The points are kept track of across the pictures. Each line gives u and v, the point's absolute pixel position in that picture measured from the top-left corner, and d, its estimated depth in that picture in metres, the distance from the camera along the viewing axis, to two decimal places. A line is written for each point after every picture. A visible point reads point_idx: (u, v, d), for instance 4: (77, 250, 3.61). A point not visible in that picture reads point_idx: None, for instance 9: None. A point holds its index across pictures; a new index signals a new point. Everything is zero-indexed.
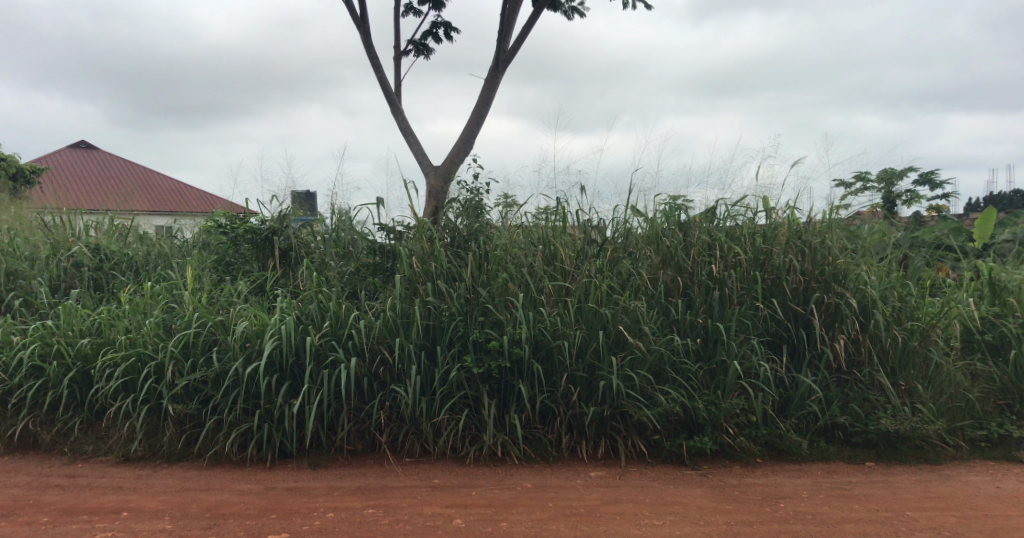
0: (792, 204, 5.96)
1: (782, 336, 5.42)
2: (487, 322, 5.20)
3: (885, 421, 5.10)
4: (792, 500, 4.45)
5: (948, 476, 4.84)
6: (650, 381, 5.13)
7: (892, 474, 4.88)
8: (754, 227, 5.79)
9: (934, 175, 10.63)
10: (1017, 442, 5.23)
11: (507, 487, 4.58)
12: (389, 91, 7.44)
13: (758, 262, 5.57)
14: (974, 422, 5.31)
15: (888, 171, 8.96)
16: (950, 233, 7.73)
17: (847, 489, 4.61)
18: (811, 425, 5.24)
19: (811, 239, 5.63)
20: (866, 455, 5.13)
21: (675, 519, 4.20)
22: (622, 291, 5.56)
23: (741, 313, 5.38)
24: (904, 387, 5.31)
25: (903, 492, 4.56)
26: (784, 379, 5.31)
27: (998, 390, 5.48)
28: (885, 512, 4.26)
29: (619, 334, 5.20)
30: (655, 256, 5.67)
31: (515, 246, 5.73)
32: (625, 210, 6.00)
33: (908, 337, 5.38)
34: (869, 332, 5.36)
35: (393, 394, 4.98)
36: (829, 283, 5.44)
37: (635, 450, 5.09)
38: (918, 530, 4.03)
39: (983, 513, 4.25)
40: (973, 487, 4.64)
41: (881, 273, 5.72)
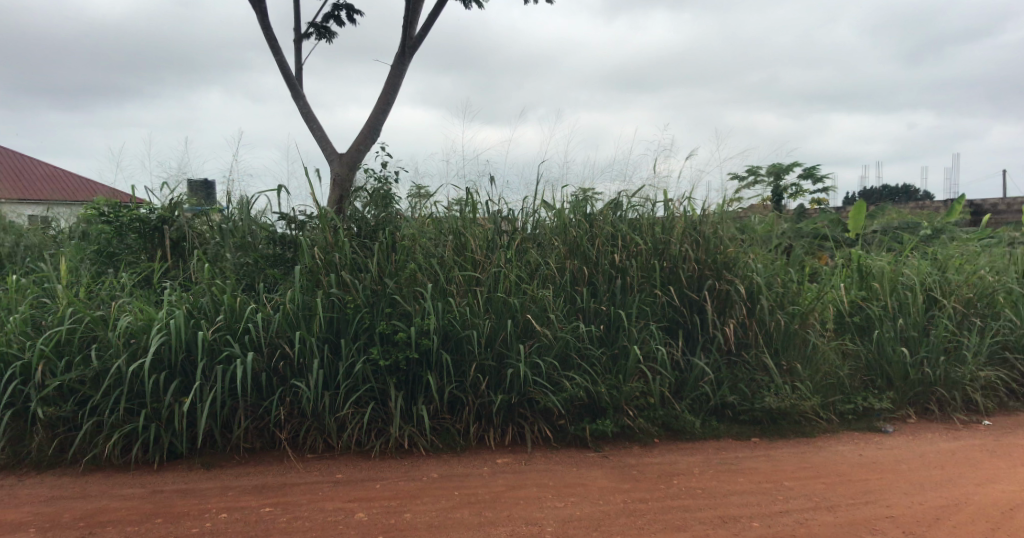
0: (689, 194, 6.23)
1: (678, 321, 5.69)
2: (394, 314, 5.19)
3: (768, 399, 5.45)
4: (685, 476, 4.70)
5: (821, 447, 5.24)
6: (556, 368, 5.26)
7: (772, 448, 5.23)
8: (655, 218, 6.02)
9: (816, 170, 11.35)
10: (878, 413, 5.73)
11: (413, 479, 4.60)
12: (290, 76, 7.23)
13: (656, 252, 5.82)
14: (844, 397, 5.76)
15: (776, 166, 9.50)
16: (828, 224, 8.31)
17: (734, 464, 4.90)
18: (704, 405, 5.55)
19: (704, 229, 5.89)
20: (752, 431, 5.48)
21: (575, 500, 4.35)
22: (530, 280, 5.65)
23: (641, 301, 5.62)
24: (786, 367, 5.69)
25: (781, 464, 4.90)
26: (679, 362, 5.58)
27: (864, 367, 5.95)
28: (766, 483, 4.57)
29: (527, 322, 5.30)
30: (562, 246, 5.80)
31: (424, 235, 5.71)
32: (534, 201, 6.11)
33: (790, 320, 5.75)
34: (755, 316, 5.70)
35: (294, 390, 4.89)
36: (720, 271, 5.74)
37: (541, 435, 5.22)
38: (792, 498, 4.34)
39: (847, 478, 4.63)
40: (841, 456, 5.04)
41: (767, 260, 6.08)
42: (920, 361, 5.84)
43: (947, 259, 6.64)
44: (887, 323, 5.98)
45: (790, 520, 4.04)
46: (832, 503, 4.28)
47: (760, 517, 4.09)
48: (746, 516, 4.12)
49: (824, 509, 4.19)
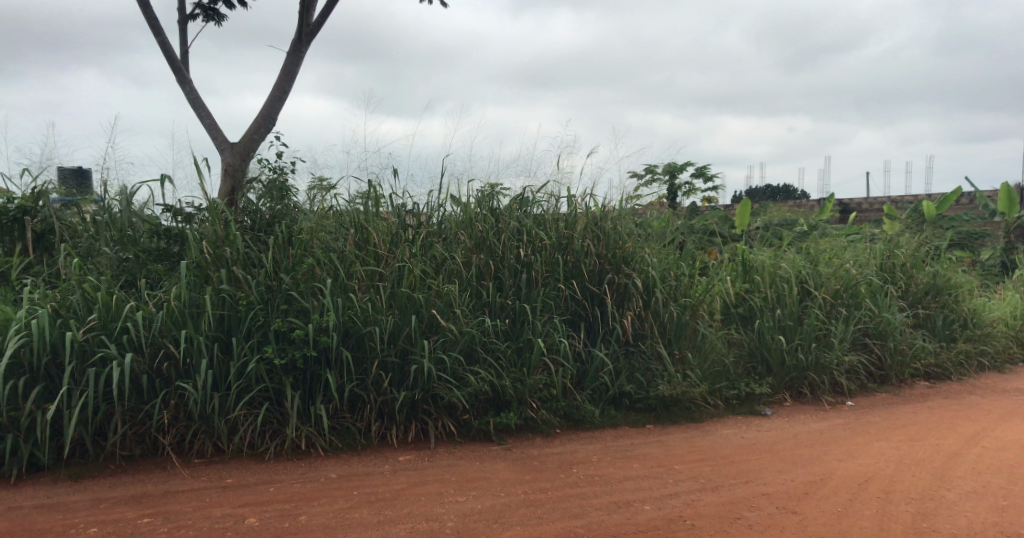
0: (590, 190, 6.34)
1: (581, 314, 5.80)
2: (291, 310, 5.01)
3: (662, 387, 5.64)
4: (584, 465, 4.80)
5: (709, 431, 5.50)
6: (461, 362, 5.24)
7: (665, 434, 5.43)
8: (558, 214, 6.10)
9: (707, 169, 11.88)
10: (759, 398, 6.06)
11: (310, 480, 4.47)
12: (174, 60, 6.83)
13: (560, 246, 5.90)
14: (729, 383, 6.04)
15: (671, 165, 9.88)
16: (718, 221, 8.72)
17: (629, 451, 5.06)
18: (603, 395, 5.69)
19: (604, 224, 6.03)
20: (647, 418, 5.67)
21: (477, 494, 4.35)
22: (435, 275, 5.59)
23: (545, 295, 5.67)
24: (678, 355, 5.92)
25: (672, 449, 5.09)
26: (580, 353, 5.68)
27: (747, 354, 6.28)
28: (658, 468, 4.74)
29: (431, 317, 5.25)
30: (468, 241, 5.77)
31: (323, 230, 5.55)
32: (440, 195, 6.04)
33: (682, 312, 5.98)
34: (651, 308, 5.89)
35: (180, 392, 4.64)
36: (620, 265, 5.89)
37: (444, 431, 5.19)
38: (681, 481, 4.53)
39: (731, 460, 4.88)
40: (726, 439, 5.31)
41: (662, 254, 6.29)
42: (795, 348, 6.26)
43: (818, 253, 7.19)
44: (766, 313, 6.36)
45: (678, 502, 4.21)
46: (716, 483, 4.50)
47: (651, 501, 4.23)
48: (639, 500, 4.25)
49: (710, 490, 4.39)
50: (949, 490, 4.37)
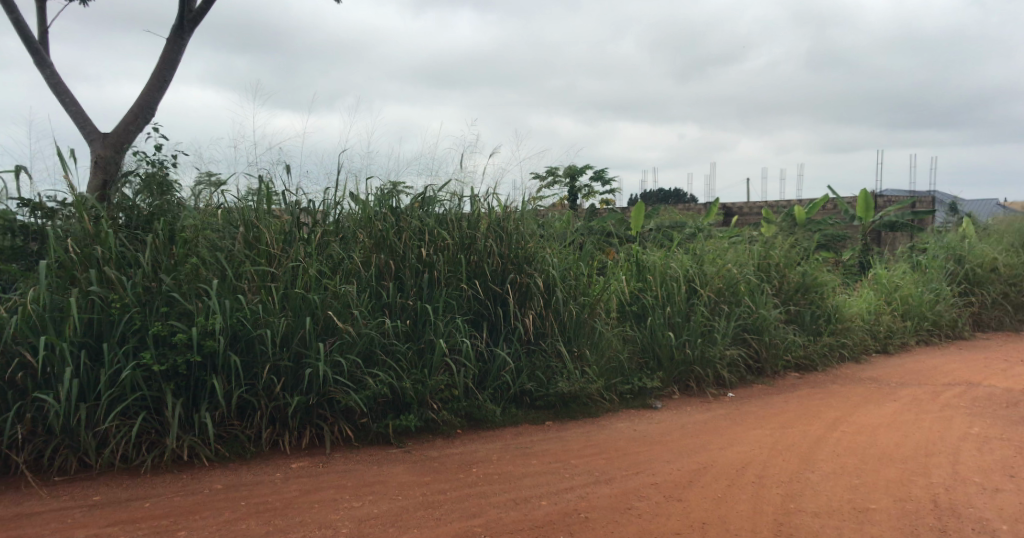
0: (493, 189, 6.28)
1: (483, 313, 5.76)
2: (172, 313, 4.68)
3: (561, 384, 5.71)
4: (484, 464, 4.77)
5: (604, 425, 5.62)
6: (359, 366, 5.07)
7: (562, 430, 5.50)
8: (461, 213, 6.00)
9: (605, 172, 12.19)
10: (649, 392, 6.28)
11: (192, 492, 4.20)
12: (31, 40, 6.25)
13: (463, 247, 5.84)
14: (623, 378, 6.21)
15: (573, 167, 10.09)
16: (615, 223, 8.97)
17: (528, 447, 5.08)
18: (504, 393, 5.68)
19: (507, 225, 6.03)
20: (547, 415, 5.73)
21: (374, 498, 4.23)
22: (333, 276, 5.40)
23: (447, 295, 5.59)
24: (577, 352, 5.99)
25: (569, 444, 5.16)
26: (482, 353, 5.64)
27: (639, 350, 6.49)
28: (556, 463, 4.79)
29: (328, 319, 5.06)
30: (367, 240, 5.61)
31: (208, 228, 5.23)
32: (337, 193, 5.83)
33: (580, 310, 6.07)
34: (551, 307, 5.93)
35: (38, 404, 4.29)
36: (522, 265, 5.89)
37: (341, 435, 5.02)
38: (578, 475, 4.59)
39: (624, 452, 5.01)
40: (619, 433, 5.44)
41: (562, 254, 6.34)
42: (683, 343, 6.50)
43: (703, 254, 7.40)
44: (657, 311, 6.54)
45: (573, 496, 4.27)
46: (609, 475, 4.60)
47: (548, 496, 4.26)
48: (536, 496, 4.27)
49: (603, 482, 4.48)
50: (812, 473, 4.72)
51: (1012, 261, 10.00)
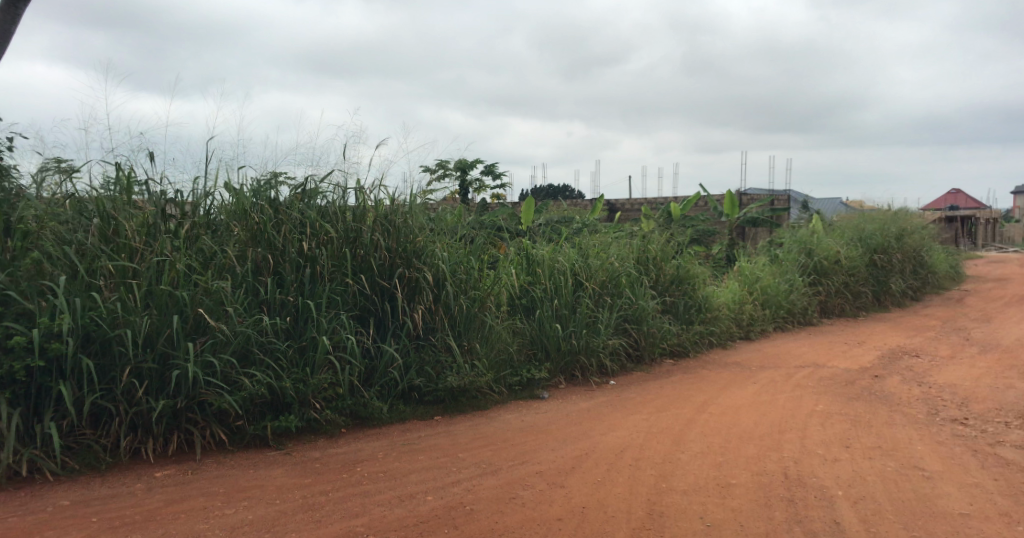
0: (380, 180, 6.06)
1: (370, 309, 5.62)
2: (9, 313, 4.30)
3: (451, 379, 5.69)
4: (369, 462, 4.67)
5: (491, 418, 5.67)
6: (234, 366, 4.82)
7: (452, 424, 5.49)
8: (346, 206, 5.77)
9: (494, 167, 12.26)
10: (537, 383, 6.40)
11: (36, 511, 3.86)
12: None
13: (348, 240, 5.66)
14: (512, 371, 6.28)
15: (462, 160, 10.08)
16: (506, 217, 9.05)
17: (415, 443, 5.04)
18: (391, 390, 5.59)
19: (395, 219, 5.85)
20: (435, 410, 5.71)
21: (249, 504, 4.04)
22: (204, 271, 5.10)
23: (331, 290, 5.41)
24: (467, 346, 5.99)
25: (458, 438, 5.16)
26: (369, 349, 5.52)
27: (529, 342, 6.57)
28: (443, 458, 4.78)
29: (199, 317, 4.76)
30: (242, 232, 5.32)
31: (55, 218, 4.82)
32: (209, 183, 5.49)
33: (470, 304, 6.05)
34: (441, 301, 5.88)
35: None
36: (410, 259, 5.79)
37: (213, 440, 4.76)
38: (465, 468, 4.60)
39: (510, 443, 5.08)
40: (506, 424, 5.51)
41: (453, 248, 6.27)
42: (569, 334, 6.70)
43: (588, 247, 7.62)
44: (546, 303, 6.70)
45: (459, 489, 4.28)
46: (496, 466, 4.64)
47: (433, 491, 4.25)
48: (421, 491, 4.24)
49: (489, 473, 4.52)
50: (683, 453, 4.99)
51: (853, 253, 11.00)
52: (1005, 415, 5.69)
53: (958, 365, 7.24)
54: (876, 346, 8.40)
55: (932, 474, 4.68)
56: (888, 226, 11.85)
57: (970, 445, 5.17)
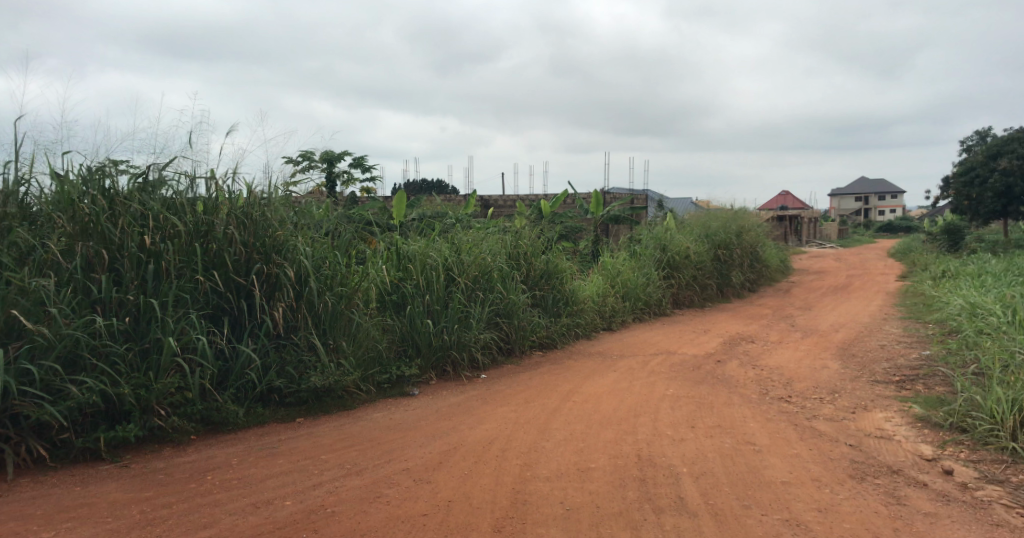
0: (235, 170, 5.88)
1: (223, 308, 5.48)
2: None
3: (314, 379, 5.68)
4: (220, 470, 4.59)
5: (358, 417, 5.71)
6: (58, 373, 4.58)
7: (316, 426, 5.49)
8: (192, 197, 5.58)
9: (363, 160, 12.16)
10: (408, 380, 6.47)
11: None
12: None
13: (198, 233, 5.47)
14: (381, 368, 6.34)
15: (329, 152, 9.97)
16: (377, 212, 9.04)
17: (275, 448, 5.00)
18: (249, 393, 5.50)
19: (252, 211, 5.73)
20: (298, 412, 5.67)
21: (74, 525, 3.88)
22: (20, 268, 4.82)
23: (178, 288, 5.21)
24: (332, 345, 5.98)
25: (321, 440, 5.17)
26: (223, 350, 5.40)
27: (398, 339, 6.64)
28: (304, 461, 4.78)
29: (11, 319, 4.52)
30: (69, 226, 4.99)
31: None
32: (27, 168, 5.15)
33: (336, 301, 6.01)
34: (304, 299, 5.80)
35: None
36: (269, 253, 5.69)
37: (31, 456, 4.53)
38: (327, 470, 4.64)
39: (377, 442, 5.16)
40: (375, 423, 5.57)
41: (316, 244, 6.21)
42: (441, 329, 6.80)
43: (461, 242, 7.64)
44: (417, 299, 6.75)
45: (321, 492, 4.32)
46: (361, 466, 4.72)
47: (291, 496, 4.26)
48: (278, 497, 4.25)
49: (353, 474, 4.59)
50: (548, 442, 5.30)
51: (700, 249, 11.93)
52: (820, 392, 6.47)
53: (785, 349, 8.11)
54: (719, 334, 9.20)
55: (761, 448, 5.26)
56: (730, 223, 12.95)
57: (791, 420, 5.85)
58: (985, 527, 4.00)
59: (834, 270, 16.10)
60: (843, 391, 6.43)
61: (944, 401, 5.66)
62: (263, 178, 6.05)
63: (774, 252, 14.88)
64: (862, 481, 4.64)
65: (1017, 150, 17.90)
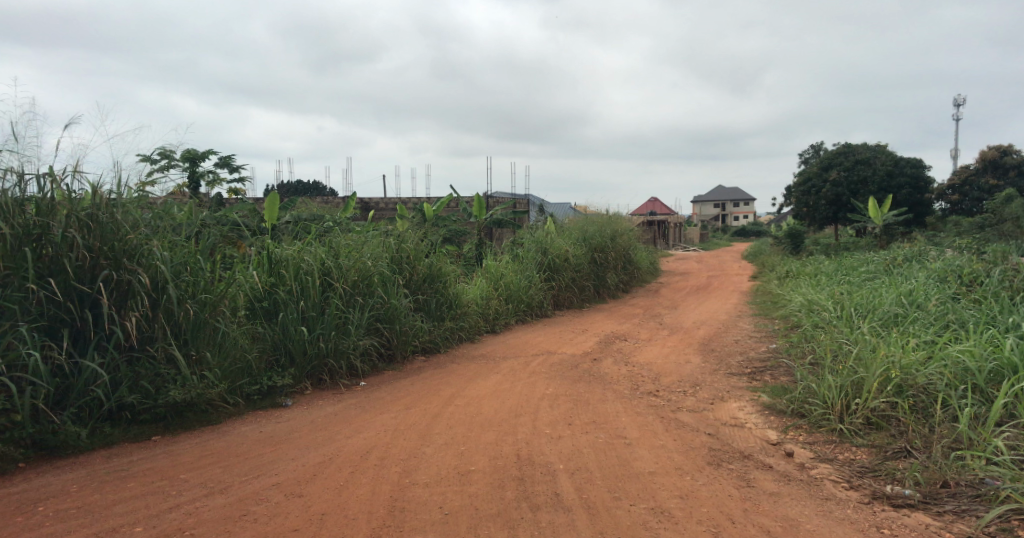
0: (75, 168, 5.48)
1: (63, 319, 5.12)
2: None
3: (173, 394, 5.44)
4: (54, 499, 4.31)
5: (222, 432, 5.52)
6: None
7: (175, 443, 5.26)
8: (22, 196, 5.13)
9: (231, 160, 11.69)
10: (281, 390, 6.33)
11: None
12: None
13: (29, 237, 5.08)
14: (250, 379, 6.16)
15: (191, 151, 9.55)
16: (247, 214, 8.74)
17: (124, 470, 4.75)
18: (94, 412, 5.20)
19: (99, 213, 5.32)
20: (154, 429, 5.42)
21: None
22: None
23: (3, 299, 4.86)
24: (195, 356, 5.70)
25: (180, 458, 4.98)
26: (62, 367, 5.06)
27: (270, 347, 6.46)
28: (159, 482, 4.58)
29: None
30: None
31: None
32: None
33: (199, 309, 5.75)
34: (161, 307, 5.50)
35: None
36: (119, 259, 5.31)
37: None
38: (186, 490, 4.47)
39: (243, 457, 5.00)
40: (243, 437, 5.41)
41: (176, 247, 5.86)
42: (316, 337, 6.67)
43: (338, 245, 7.48)
44: (290, 306, 6.58)
45: (178, 514, 4.17)
46: (225, 484, 4.57)
47: (145, 520, 4.10)
48: (128, 524, 4.07)
49: (217, 492, 4.45)
50: (428, 447, 5.35)
51: (578, 252, 12.37)
52: (684, 385, 6.93)
53: (654, 346, 8.59)
54: (595, 333, 9.59)
55: (630, 441, 5.56)
56: (604, 227, 13.50)
57: (658, 413, 6.22)
58: (817, 502, 4.46)
59: (696, 271, 17.18)
60: (703, 383, 6.92)
61: (786, 390, 6.22)
62: (111, 176, 5.65)
63: (645, 256, 15.68)
64: (718, 467, 5.01)
65: (845, 164, 19.95)
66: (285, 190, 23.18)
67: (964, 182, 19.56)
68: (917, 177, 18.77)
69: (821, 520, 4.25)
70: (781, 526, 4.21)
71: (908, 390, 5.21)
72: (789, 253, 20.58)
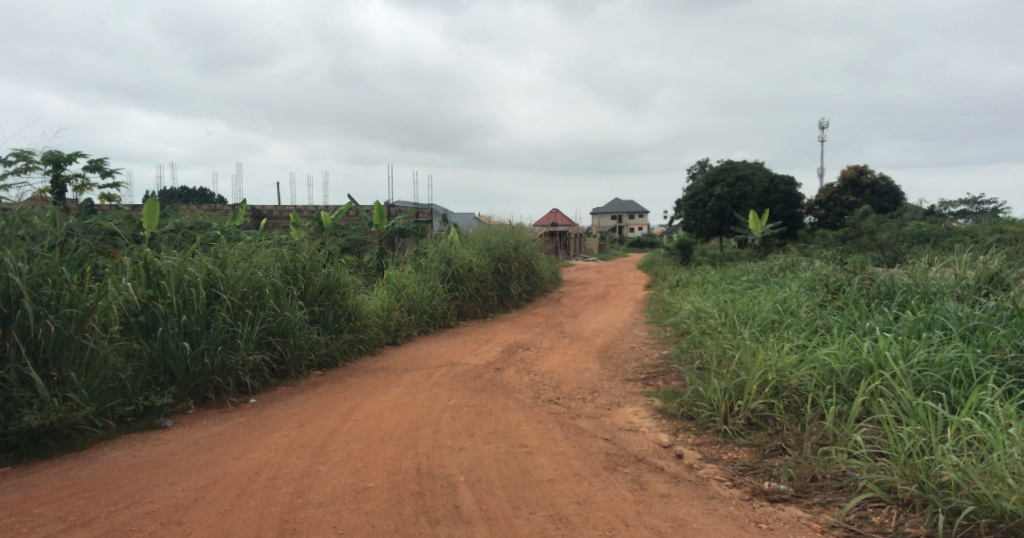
0: None
1: None
2: None
3: (28, 419, 5.06)
4: None
5: (88, 457, 5.16)
6: None
7: (29, 474, 4.88)
8: None
9: (102, 163, 10.97)
10: (159, 410, 5.97)
11: None
12: None
13: None
14: (123, 400, 5.78)
15: (56, 153, 8.87)
16: (122, 222, 8.21)
17: None
18: None
19: None
20: (4, 460, 5.04)
21: None
22: None
23: None
24: (56, 377, 5.31)
25: (37, 490, 4.63)
26: None
27: (147, 366, 6.08)
28: (8, 519, 4.27)
29: None
30: None
31: None
32: None
33: (63, 325, 5.32)
34: (13, 323, 5.09)
35: None
36: None
37: None
38: (39, 526, 4.19)
39: (111, 485, 4.68)
40: (113, 463, 5.06)
41: (33, 258, 5.40)
42: (200, 353, 6.32)
43: (224, 255, 7.13)
44: (170, 320, 6.18)
45: None
46: (89, 516, 4.29)
47: None
48: None
49: (77, 526, 4.18)
50: (322, 464, 5.17)
51: (482, 262, 12.37)
52: (582, 392, 7.04)
53: (555, 354, 8.70)
54: (498, 343, 9.62)
55: (530, 449, 5.59)
56: (507, 237, 13.58)
57: (558, 420, 6.29)
58: (703, 500, 4.63)
59: (596, 280, 17.61)
60: (601, 390, 7.06)
61: (677, 394, 6.44)
62: None
63: (547, 266, 15.90)
64: (614, 471, 5.12)
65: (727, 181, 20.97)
66: (167, 197, 22.02)
67: (829, 198, 21.06)
68: (789, 194, 20.11)
69: (707, 518, 4.41)
70: (671, 526, 4.33)
71: (784, 391, 5.50)
72: (680, 263, 21.50)
